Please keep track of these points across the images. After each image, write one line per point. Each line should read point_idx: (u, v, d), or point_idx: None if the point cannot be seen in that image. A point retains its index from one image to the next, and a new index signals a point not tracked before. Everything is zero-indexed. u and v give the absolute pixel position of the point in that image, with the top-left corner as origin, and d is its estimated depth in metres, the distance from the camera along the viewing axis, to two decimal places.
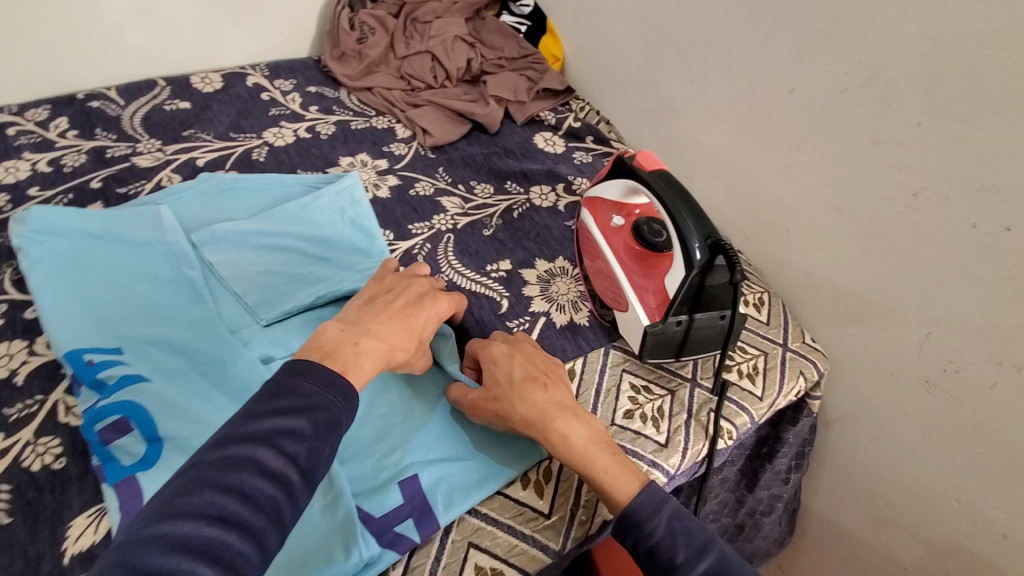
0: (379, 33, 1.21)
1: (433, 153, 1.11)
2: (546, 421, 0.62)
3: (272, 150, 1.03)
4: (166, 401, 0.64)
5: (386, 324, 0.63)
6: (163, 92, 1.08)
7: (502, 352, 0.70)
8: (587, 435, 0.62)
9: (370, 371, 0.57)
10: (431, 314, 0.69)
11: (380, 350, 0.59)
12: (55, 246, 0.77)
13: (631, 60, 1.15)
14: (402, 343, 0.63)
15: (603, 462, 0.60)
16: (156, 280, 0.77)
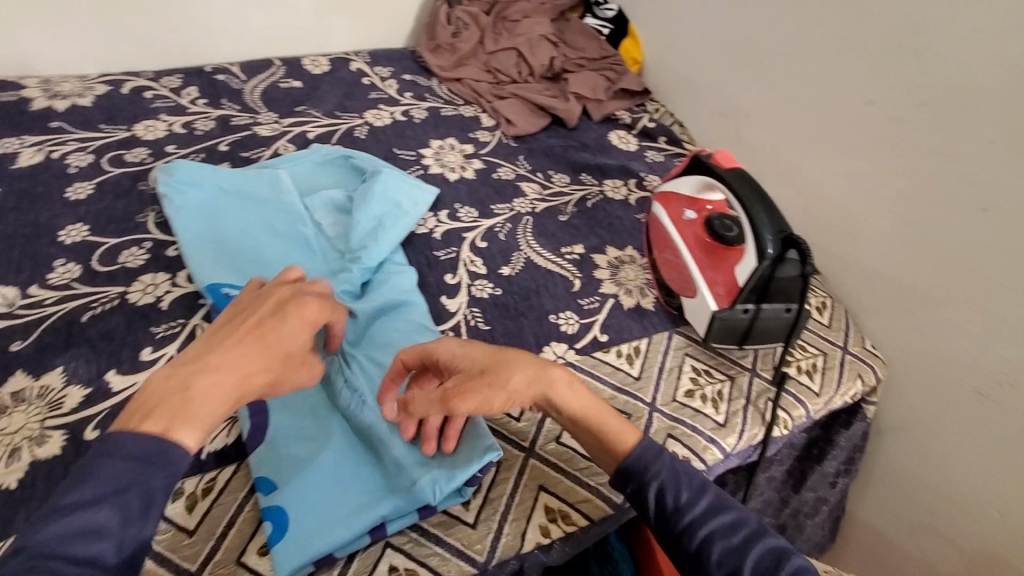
0: (472, 28, 1.30)
1: (514, 142, 1.18)
2: (552, 385, 0.65)
3: (372, 129, 1.12)
4: None
5: (221, 341, 0.54)
6: (277, 71, 1.19)
7: (458, 344, 0.65)
8: (586, 396, 0.66)
9: (213, 411, 0.50)
10: (297, 324, 0.56)
11: (229, 379, 0.51)
12: (194, 197, 0.88)
13: (709, 66, 1.20)
14: (265, 366, 0.54)
15: (604, 421, 0.65)
16: (276, 234, 0.87)
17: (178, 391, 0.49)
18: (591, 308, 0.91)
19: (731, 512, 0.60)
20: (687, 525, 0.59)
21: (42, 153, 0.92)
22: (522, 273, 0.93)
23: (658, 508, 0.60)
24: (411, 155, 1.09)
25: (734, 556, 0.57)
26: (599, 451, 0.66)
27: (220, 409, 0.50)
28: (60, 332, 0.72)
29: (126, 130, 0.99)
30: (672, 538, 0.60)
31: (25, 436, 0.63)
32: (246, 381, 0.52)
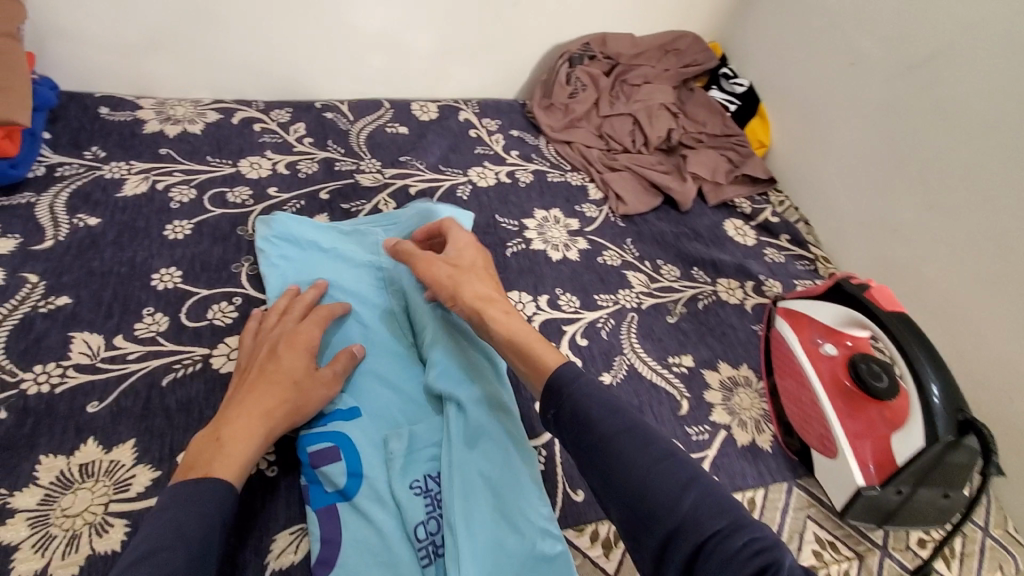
0: (590, 90, 1.21)
1: (622, 221, 1.09)
2: (490, 301, 0.71)
3: (475, 190, 1.06)
4: (371, 440, 0.67)
5: (249, 389, 0.63)
6: (386, 113, 1.15)
7: (470, 245, 0.78)
8: (518, 322, 0.68)
9: (242, 454, 0.57)
10: (286, 358, 0.66)
11: (253, 420, 0.60)
12: (291, 254, 0.83)
13: (851, 166, 1.07)
14: (279, 401, 0.62)
15: (525, 341, 0.65)
16: (366, 302, 0.81)
17: (211, 441, 0.57)
18: (700, 439, 0.80)
19: (676, 459, 0.52)
20: (620, 465, 0.52)
21: (147, 183, 0.89)
22: (624, 384, 0.84)
23: (590, 441, 0.55)
24: (513, 226, 1.01)
25: (665, 491, 0.49)
26: (523, 364, 0.65)
27: (247, 449, 0.58)
28: (139, 396, 0.67)
29: (231, 165, 0.96)
30: (598, 471, 0.54)
31: (86, 520, 0.57)
32: (268, 416, 0.61)
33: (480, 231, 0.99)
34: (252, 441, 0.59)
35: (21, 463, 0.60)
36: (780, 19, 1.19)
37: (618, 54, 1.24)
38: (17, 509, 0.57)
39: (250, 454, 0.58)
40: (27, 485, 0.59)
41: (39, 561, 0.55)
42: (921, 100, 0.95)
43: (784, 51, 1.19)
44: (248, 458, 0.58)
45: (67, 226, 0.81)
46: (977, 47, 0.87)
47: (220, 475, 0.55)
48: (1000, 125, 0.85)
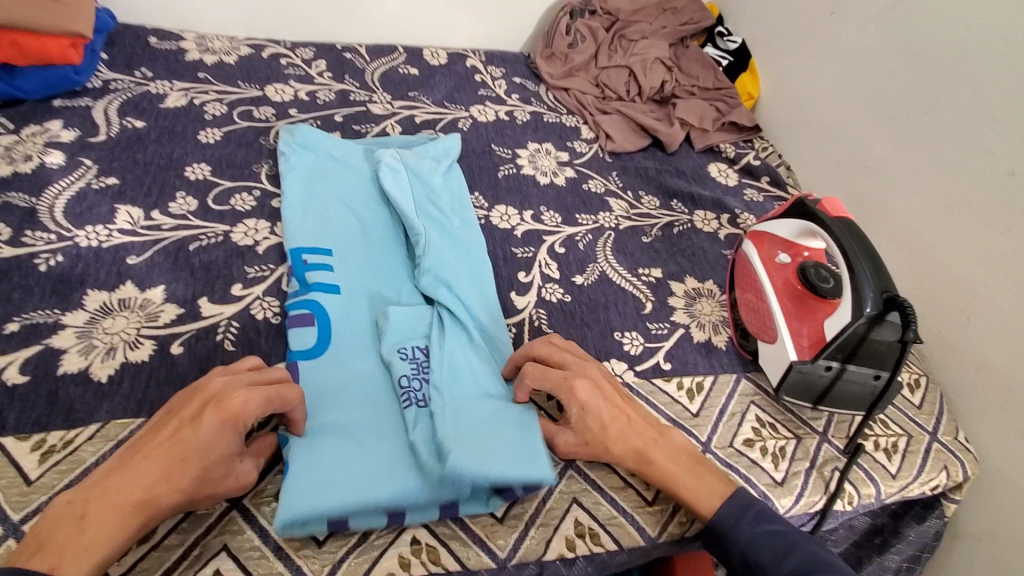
0: (588, 42, 1.30)
1: (610, 157, 1.18)
2: (643, 456, 0.66)
3: (474, 123, 1.16)
4: (348, 311, 0.77)
5: (144, 455, 0.54)
6: (399, 57, 1.26)
7: (592, 394, 0.65)
8: (688, 456, 0.67)
9: (110, 540, 0.51)
10: (208, 433, 0.54)
11: (138, 495, 0.52)
12: (304, 161, 0.94)
13: (830, 111, 1.14)
14: (170, 486, 0.53)
15: (685, 482, 0.65)
16: (367, 205, 0.91)
17: (79, 516, 0.51)
18: (659, 333, 0.88)
19: (796, 546, 0.61)
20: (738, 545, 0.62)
21: (186, 98, 1.02)
22: (595, 285, 0.92)
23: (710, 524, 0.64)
24: (507, 154, 1.11)
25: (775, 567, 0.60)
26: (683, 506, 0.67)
27: (113, 542, 0.51)
28: (169, 255, 0.79)
29: (258, 90, 1.08)
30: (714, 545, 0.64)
31: (122, 338, 0.70)
32: (152, 505, 0.53)
33: (476, 156, 1.09)
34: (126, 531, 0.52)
35: (72, 293, 0.73)
36: None
37: (617, 10, 1.33)
38: (67, 324, 0.70)
39: (118, 539, 0.51)
40: (76, 309, 0.71)
41: (83, 362, 0.67)
42: (894, 43, 1.01)
43: (773, 7, 1.25)
44: (115, 546, 0.51)
45: (117, 127, 0.94)
46: None
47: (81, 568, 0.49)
48: (960, 60, 0.91)
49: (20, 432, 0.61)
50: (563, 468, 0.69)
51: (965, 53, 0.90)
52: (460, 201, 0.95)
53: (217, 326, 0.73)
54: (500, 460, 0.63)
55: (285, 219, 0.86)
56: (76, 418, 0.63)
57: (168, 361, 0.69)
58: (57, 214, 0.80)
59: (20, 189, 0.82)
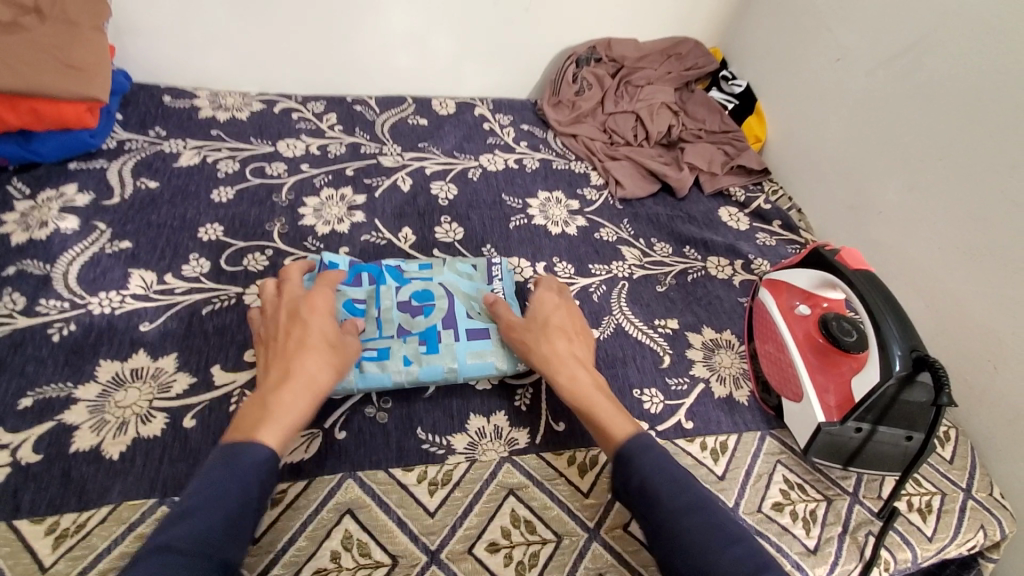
0: (595, 89, 1.31)
1: (620, 204, 1.18)
2: (552, 362, 0.74)
3: (484, 172, 1.16)
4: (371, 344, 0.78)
5: (282, 390, 0.63)
6: (408, 108, 1.28)
7: (553, 302, 0.82)
8: (592, 385, 0.71)
9: (293, 417, 0.62)
10: (318, 318, 0.71)
11: (299, 386, 0.64)
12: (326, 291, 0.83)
13: (840, 155, 1.14)
14: (317, 375, 0.66)
15: (600, 406, 0.69)
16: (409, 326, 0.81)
17: (257, 409, 0.62)
18: (679, 389, 0.86)
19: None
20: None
21: (199, 157, 1.03)
22: (611, 339, 0.91)
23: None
24: (517, 203, 1.11)
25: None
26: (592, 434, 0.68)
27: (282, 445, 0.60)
28: (182, 320, 0.78)
29: (270, 146, 1.09)
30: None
31: (134, 411, 0.68)
32: (302, 400, 0.64)
33: (487, 207, 1.08)
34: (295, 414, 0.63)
35: (84, 363, 0.71)
36: (772, 23, 1.28)
37: (622, 57, 1.34)
38: (79, 397, 0.68)
39: (293, 427, 0.62)
40: (89, 380, 0.70)
41: (95, 438, 0.65)
42: (902, 89, 1.02)
43: (777, 53, 1.27)
44: (290, 422, 0.62)
45: (131, 187, 0.95)
46: (946, 39, 0.94)
47: (275, 444, 0.60)
48: (969, 109, 0.91)
49: (32, 515, 0.59)
50: (587, 540, 0.67)
51: (974, 100, 0.90)
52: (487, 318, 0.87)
53: (230, 395, 0.72)
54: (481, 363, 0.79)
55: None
56: (87, 499, 0.61)
57: (181, 435, 0.67)
58: (71, 280, 0.80)
59: (35, 256, 0.82)
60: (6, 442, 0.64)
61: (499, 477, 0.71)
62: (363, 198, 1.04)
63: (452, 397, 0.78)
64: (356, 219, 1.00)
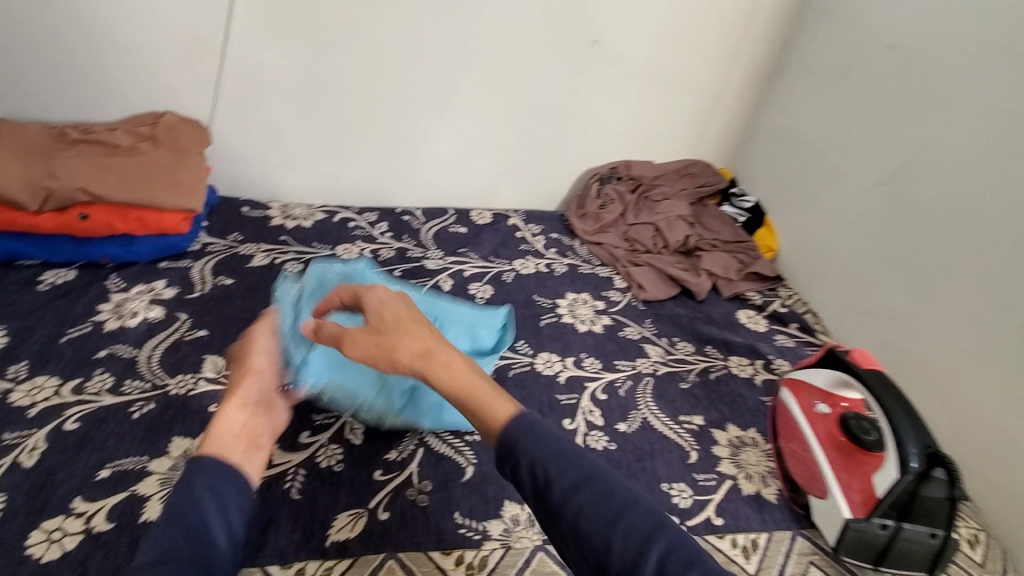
0: (617, 204, 1.47)
1: (643, 305, 1.27)
2: (427, 357, 0.57)
3: (517, 275, 1.28)
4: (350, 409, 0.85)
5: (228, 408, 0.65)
6: (449, 218, 1.43)
7: (382, 297, 0.64)
8: (465, 365, 0.57)
9: (223, 434, 0.61)
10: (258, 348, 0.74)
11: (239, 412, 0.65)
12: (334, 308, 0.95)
13: (848, 265, 1.24)
14: (246, 399, 0.67)
15: (479, 389, 0.55)
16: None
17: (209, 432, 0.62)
18: (707, 485, 0.88)
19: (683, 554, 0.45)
20: None
21: (269, 258, 1.18)
22: (638, 432, 0.95)
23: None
24: (548, 303, 1.21)
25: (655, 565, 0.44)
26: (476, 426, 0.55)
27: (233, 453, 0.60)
28: None
29: (330, 250, 1.24)
30: None
31: None
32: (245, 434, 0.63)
33: (520, 305, 1.19)
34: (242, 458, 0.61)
35: (160, 439, 0.79)
36: (775, 149, 1.44)
37: (641, 175, 1.50)
38: (152, 471, 0.75)
39: (235, 442, 0.62)
40: (162, 455, 0.77)
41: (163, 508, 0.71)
42: (896, 207, 1.13)
43: (781, 175, 1.42)
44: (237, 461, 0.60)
45: (210, 284, 1.08)
46: (931, 166, 1.06)
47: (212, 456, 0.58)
48: (962, 226, 1.01)
49: None
50: None
51: (965, 219, 1.00)
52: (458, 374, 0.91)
53: (285, 474, 0.78)
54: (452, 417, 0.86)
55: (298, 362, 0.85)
56: None
57: None
58: (153, 365, 0.89)
59: (124, 341, 0.92)
60: (83, 509, 0.69)
61: (533, 566, 0.73)
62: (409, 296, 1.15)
63: (488, 483, 0.82)
64: None
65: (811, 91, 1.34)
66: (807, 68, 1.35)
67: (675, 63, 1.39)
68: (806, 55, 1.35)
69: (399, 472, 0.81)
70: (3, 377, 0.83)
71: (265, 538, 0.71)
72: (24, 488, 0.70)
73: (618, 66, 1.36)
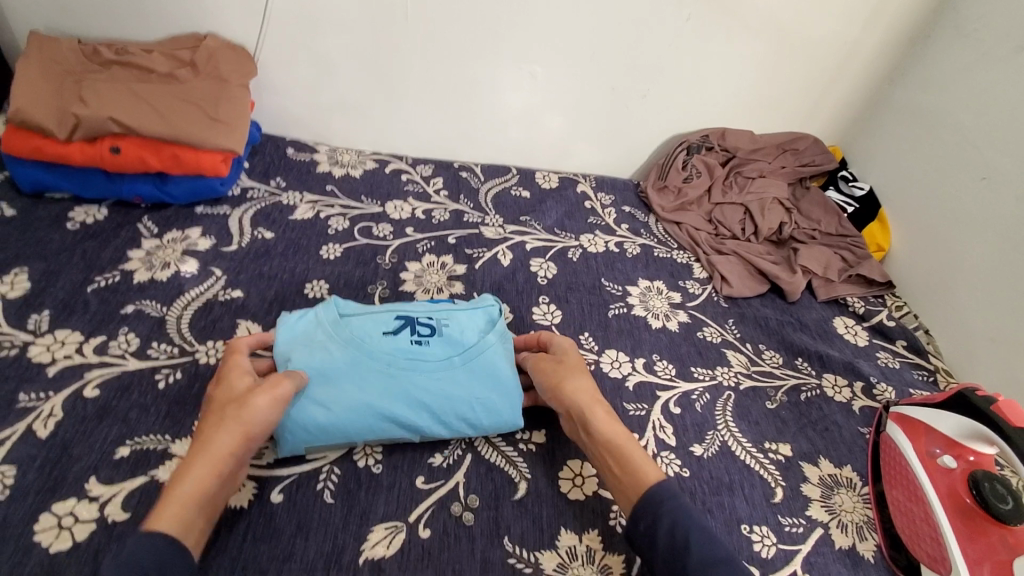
0: (704, 177, 1.27)
1: (725, 301, 1.11)
2: (596, 405, 0.73)
3: (584, 254, 1.13)
4: (363, 410, 0.70)
5: (188, 462, 0.60)
6: (511, 178, 1.28)
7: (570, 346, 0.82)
8: (623, 432, 0.71)
9: (184, 490, 0.58)
10: (234, 384, 0.67)
11: (205, 461, 0.60)
12: (303, 346, 0.74)
13: (980, 282, 1.03)
14: (220, 436, 0.61)
15: (635, 455, 0.69)
16: (408, 364, 0.75)
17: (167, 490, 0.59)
18: (794, 532, 0.76)
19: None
20: None
21: (313, 211, 1.06)
22: (715, 458, 0.82)
23: None
24: (617, 290, 1.06)
25: None
26: (620, 477, 0.68)
27: (182, 508, 0.57)
28: None
29: (379, 206, 1.11)
30: None
31: None
32: (219, 458, 0.60)
33: (586, 290, 1.05)
34: (206, 492, 0.59)
35: (184, 416, 0.71)
36: (906, 130, 1.20)
37: (735, 147, 1.30)
38: (175, 454, 0.67)
39: (190, 504, 0.58)
40: (186, 436, 0.69)
41: None
42: None
43: (906, 163, 1.20)
44: (186, 499, 0.58)
45: (248, 237, 0.98)
46: None
47: (163, 526, 0.55)
48: None
49: None
50: None
51: None
52: (484, 372, 0.76)
53: (318, 472, 0.70)
54: (480, 417, 0.74)
55: (281, 436, 0.68)
56: None
57: (267, 510, 0.65)
58: (183, 327, 0.81)
59: (154, 297, 0.84)
60: (99, 493, 0.63)
61: None
62: (463, 268, 1.03)
63: (542, 505, 0.71)
64: (455, 290, 0.98)
65: (969, 64, 1.08)
66: (967, 33, 1.09)
67: (796, 13, 1.15)
68: (969, 15, 1.09)
69: (443, 481, 0.71)
70: (24, 327, 0.76)
71: (292, 546, 0.63)
72: (38, 462, 0.64)
73: (728, 12, 1.13)
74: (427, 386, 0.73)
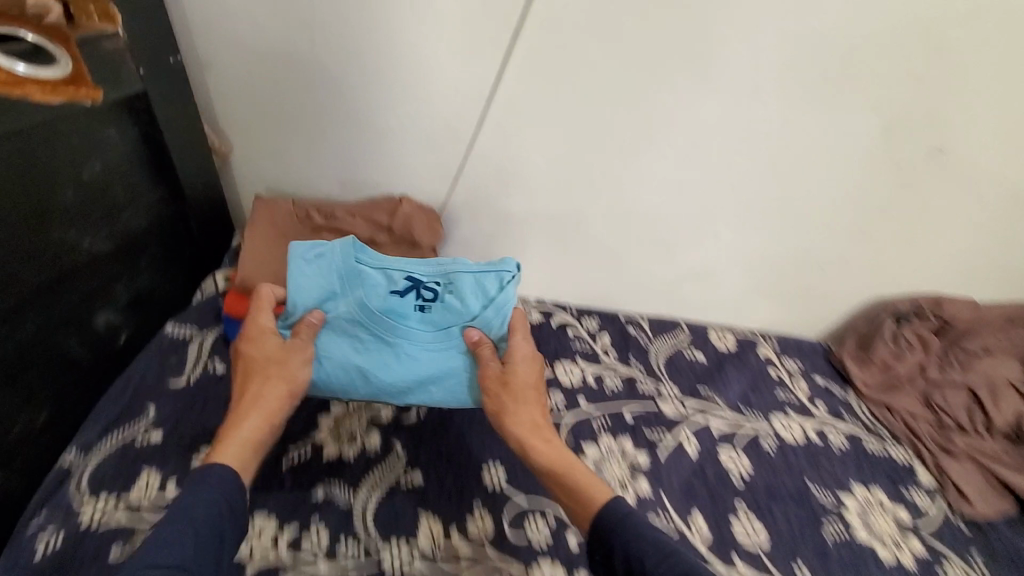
0: (916, 352, 1.10)
1: (969, 527, 0.93)
2: (538, 428, 0.82)
3: (781, 445, 0.99)
4: (363, 372, 0.89)
5: (247, 414, 0.76)
6: (683, 337, 1.18)
7: (525, 352, 0.89)
8: (569, 459, 0.78)
9: (241, 437, 0.74)
10: (272, 344, 0.84)
11: (258, 410, 0.77)
12: (312, 280, 0.91)
13: None
14: (271, 391, 0.79)
15: (578, 475, 0.75)
16: (400, 326, 0.92)
17: (224, 441, 0.73)
18: None
19: None
20: None
21: None
22: None
23: None
24: (829, 499, 0.93)
25: None
26: (566, 496, 0.74)
27: (241, 456, 0.72)
28: None
29: (548, 371, 1.06)
30: None
31: None
32: (269, 410, 0.78)
33: (792, 500, 0.92)
34: (256, 440, 0.75)
35: None
36: None
37: (954, 316, 1.11)
38: None
39: (245, 447, 0.74)
40: None
41: None
42: None
43: None
44: (245, 441, 0.74)
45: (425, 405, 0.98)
46: None
47: (224, 465, 0.69)
48: None
49: None
50: None
51: None
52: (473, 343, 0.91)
53: None
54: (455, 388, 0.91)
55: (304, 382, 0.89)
56: None
57: None
58: (368, 519, 0.82)
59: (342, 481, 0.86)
60: None
61: None
62: (646, 459, 0.93)
63: None
64: (641, 489, 0.89)
65: None
66: None
67: None
68: None
69: None
70: None
71: None
72: None
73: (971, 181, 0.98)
74: (413, 351, 0.91)
